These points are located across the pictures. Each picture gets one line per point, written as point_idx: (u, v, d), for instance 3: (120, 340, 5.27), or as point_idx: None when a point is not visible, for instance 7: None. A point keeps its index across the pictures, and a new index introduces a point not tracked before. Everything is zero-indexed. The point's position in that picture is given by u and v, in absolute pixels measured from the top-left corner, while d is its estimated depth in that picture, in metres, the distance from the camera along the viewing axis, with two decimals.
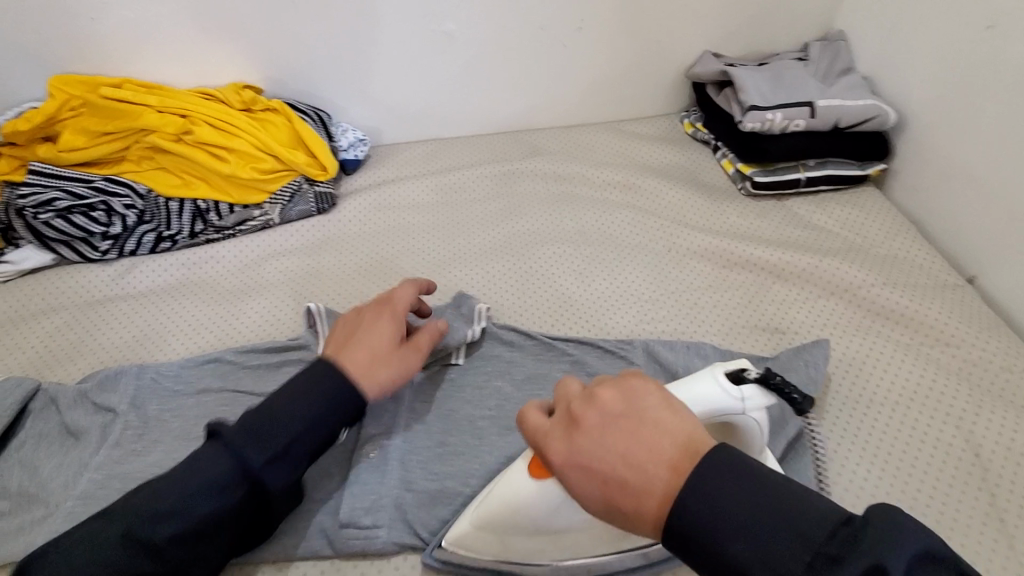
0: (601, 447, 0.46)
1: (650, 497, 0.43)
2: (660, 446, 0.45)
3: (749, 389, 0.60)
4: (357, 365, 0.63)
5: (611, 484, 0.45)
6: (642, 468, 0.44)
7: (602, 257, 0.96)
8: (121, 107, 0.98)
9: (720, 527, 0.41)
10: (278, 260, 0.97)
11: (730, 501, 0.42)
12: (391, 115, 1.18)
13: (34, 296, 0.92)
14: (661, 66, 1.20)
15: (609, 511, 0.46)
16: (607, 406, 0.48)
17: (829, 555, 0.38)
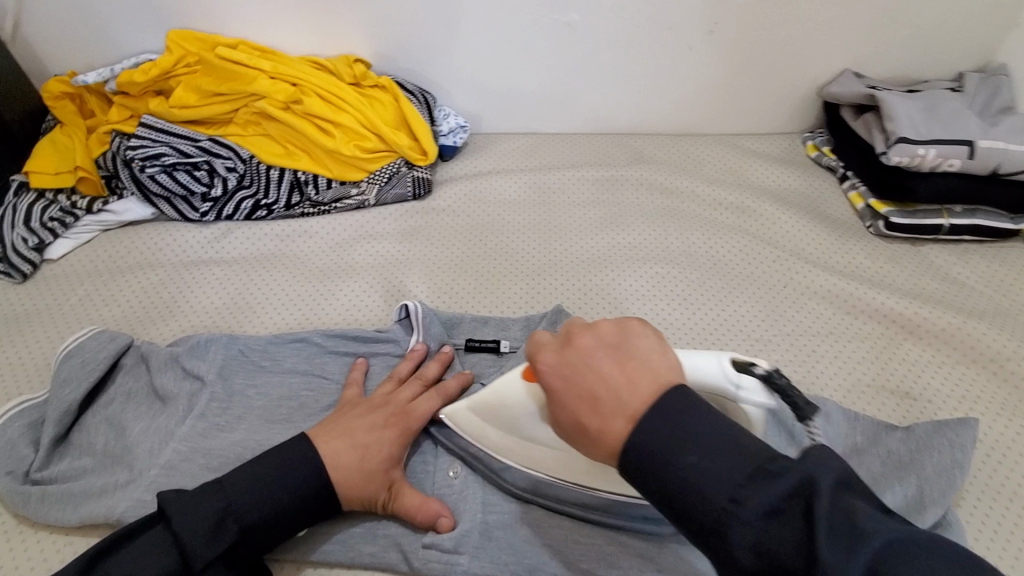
0: (586, 364, 0.45)
1: (618, 424, 0.42)
2: (644, 383, 0.43)
3: (750, 380, 0.52)
4: (377, 452, 0.61)
5: (585, 399, 0.44)
6: (619, 400, 0.43)
7: (710, 283, 0.89)
8: (236, 69, 0.96)
9: (670, 437, 0.40)
10: (370, 242, 0.95)
11: (694, 426, 0.40)
12: (495, 105, 1.14)
13: (134, 249, 0.93)
14: (792, 81, 1.10)
15: (574, 433, 0.45)
16: (601, 334, 0.47)
17: (770, 470, 0.38)
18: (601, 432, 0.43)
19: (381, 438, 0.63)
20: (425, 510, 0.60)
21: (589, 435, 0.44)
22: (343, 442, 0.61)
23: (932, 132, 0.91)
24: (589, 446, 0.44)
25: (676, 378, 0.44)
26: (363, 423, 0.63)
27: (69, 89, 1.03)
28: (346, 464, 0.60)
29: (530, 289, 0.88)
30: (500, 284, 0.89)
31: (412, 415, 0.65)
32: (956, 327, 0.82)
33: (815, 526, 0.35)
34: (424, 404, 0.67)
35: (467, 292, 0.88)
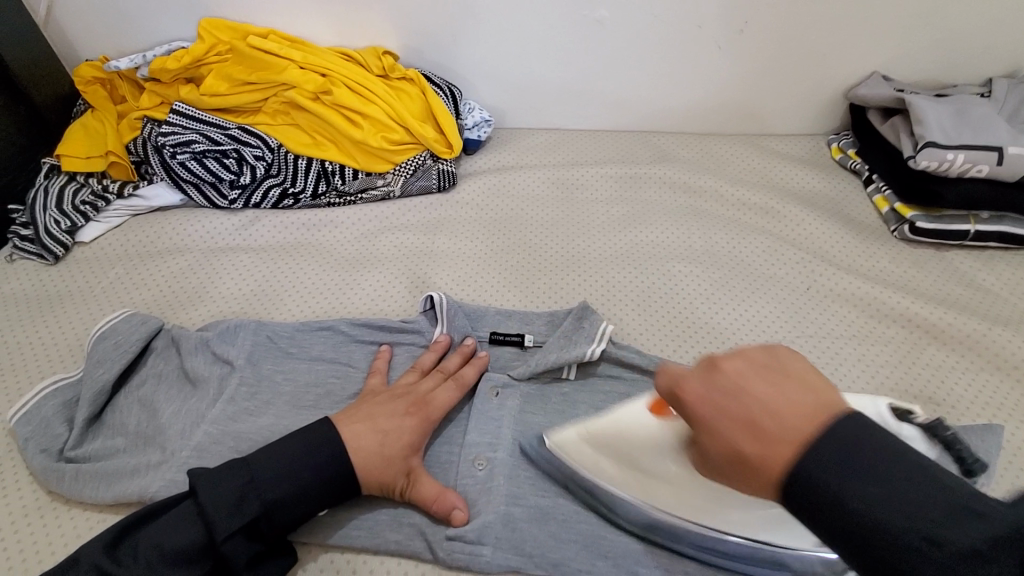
0: (741, 389, 0.42)
1: (784, 455, 0.39)
2: (802, 409, 0.40)
3: (910, 428, 0.59)
4: (397, 437, 0.63)
5: (743, 427, 0.41)
6: (783, 429, 0.40)
7: (733, 283, 0.89)
8: (266, 58, 0.97)
9: (847, 475, 0.37)
10: (395, 233, 0.96)
11: (871, 458, 0.37)
12: (520, 99, 1.14)
13: (163, 234, 0.94)
14: (819, 83, 1.10)
15: (727, 463, 0.42)
16: (753, 358, 0.44)
17: (973, 509, 0.35)
18: (765, 464, 0.40)
19: (399, 423, 0.64)
20: (443, 501, 0.61)
21: (750, 467, 0.41)
22: (365, 425, 0.63)
23: (962, 137, 0.90)
24: (747, 479, 0.41)
25: (841, 400, 0.41)
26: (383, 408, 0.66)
27: (102, 75, 1.04)
28: (367, 446, 0.62)
29: (554, 285, 0.89)
30: (523, 278, 0.90)
31: (430, 406, 0.68)
32: (981, 334, 0.82)
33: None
34: (443, 396, 0.69)
35: (491, 285, 0.89)
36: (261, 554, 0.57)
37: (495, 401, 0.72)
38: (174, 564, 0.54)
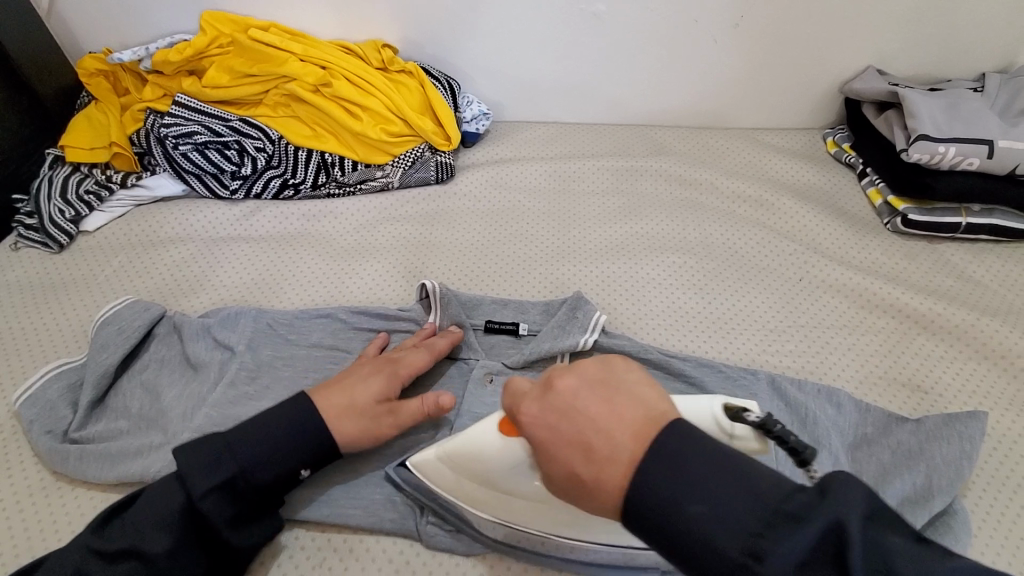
0: (571, 409, 0.44)
1: (613, 474, 0.41)
2: (631, 428, 0.42)
3: (743, 428, 0.52)
4: (368, 392, 0.65)
5: (577, 447, 0.42)
6: (608, 451, 0.41)
7: (725, 274, 0.90)
8: (267, 51, 0.99)
9: (674, 488, 0.39)
10: (392, 224, 0.97)
11: (692, 468, 0.39)
12: (519, 93, 1.15)
13: (165, 223, 0.96)
14: (815, 76, 1.11)
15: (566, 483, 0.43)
16: (587, 373, 0.46)
17: (788, 514, 0.36)
18: (597, 480, 0.41)
19: (370, 379, 0.66)
20: (427, 407, 0.66)
21: (580, 485, 0.42)
22: (336, 389, 0.65)
23: (954, 131, 0.91)
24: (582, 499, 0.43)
25: (668, 411, 0.43)
26: (350, 376, 0.67)
27: (104, 67, 1.06)
28: (342, 406, 0.63)
29: (550, 275, 0.90)
30: (520, 268, 0.91)
31: (402, 363, 0.70)
32: (969, 324, 0.83)
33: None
34: (415, 354, 0.71)
35: (489, 275, 0.90)
36: (243, 514, 0.58)
37: (489, 387, 0.74)
38: (157, 532, 0.55)
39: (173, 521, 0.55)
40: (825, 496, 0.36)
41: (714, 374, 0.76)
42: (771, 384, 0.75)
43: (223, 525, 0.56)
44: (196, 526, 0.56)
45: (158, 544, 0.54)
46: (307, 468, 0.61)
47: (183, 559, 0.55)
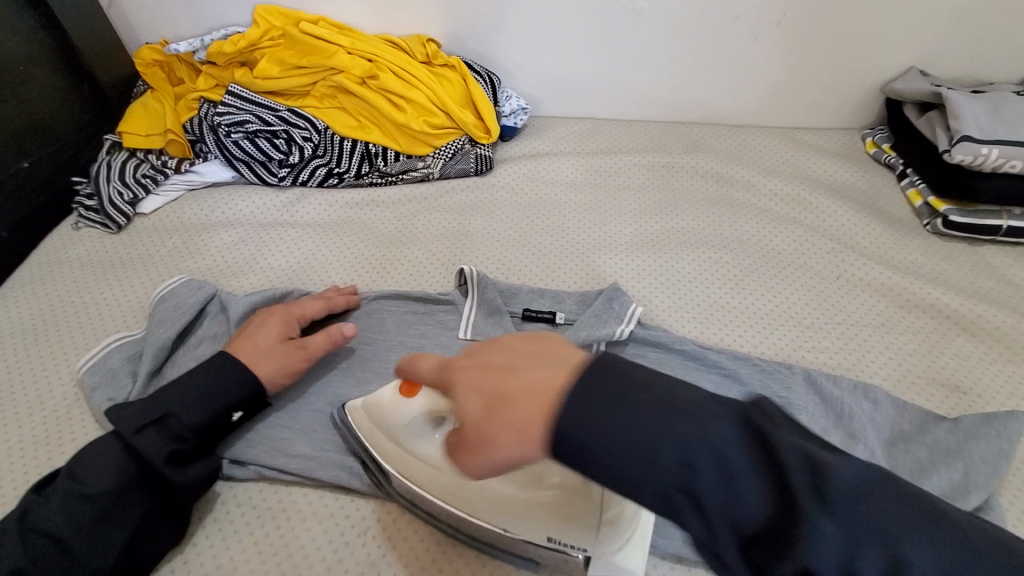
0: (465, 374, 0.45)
1: (507, 436, 0.39)
2: (540, 392, 0.39)
3: None
4: (267, 335, 0.72)
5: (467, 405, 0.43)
6: (507, 412, 0.39)
7: (762, 270, 0.91)
8: (317, 44, 1.02)
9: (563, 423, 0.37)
10: (432, 214, 1.00)
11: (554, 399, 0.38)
12: (556, 89, 1.17)
13: (216, 207, 1.00)
14: (855, 76, 1.10)
15: (465, 453, 0.42)
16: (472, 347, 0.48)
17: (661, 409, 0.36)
18: (486, 434, 0.40)
19: (269, 326, 0.73)
20: (333, 337, 0.72)
21: (475, 449, 0.41)
22: (239, 342, 0.71)
23: (998, 131, 0.90)
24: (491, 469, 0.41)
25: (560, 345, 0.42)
26: (247, 329, 0.73)
27: (161, 58, 1.10)
28: (247, 352, 0.69)
29: (586, 266, 0.92)
30: (557, 259, 0.93)
31: (297, 309, 0.76)
32: (1010, 326, 0.82)
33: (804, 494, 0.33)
34: (311, 300, 0.78)
35: (526, 265, 0.92)
36: (182, 454, 0.62)
37: None
38: (104, 472, 0.58)
39: (113, 464, 0.59)
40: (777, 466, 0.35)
41: (749, 367, 0.76)
42: (807, 379, 0.75)
43: (160, 460, 0.60)
44: (137, 467, 0.60)
45: (99, 485, 0.57)
46: (236, 411, 0.66)
47: (129, 499, 0.58)
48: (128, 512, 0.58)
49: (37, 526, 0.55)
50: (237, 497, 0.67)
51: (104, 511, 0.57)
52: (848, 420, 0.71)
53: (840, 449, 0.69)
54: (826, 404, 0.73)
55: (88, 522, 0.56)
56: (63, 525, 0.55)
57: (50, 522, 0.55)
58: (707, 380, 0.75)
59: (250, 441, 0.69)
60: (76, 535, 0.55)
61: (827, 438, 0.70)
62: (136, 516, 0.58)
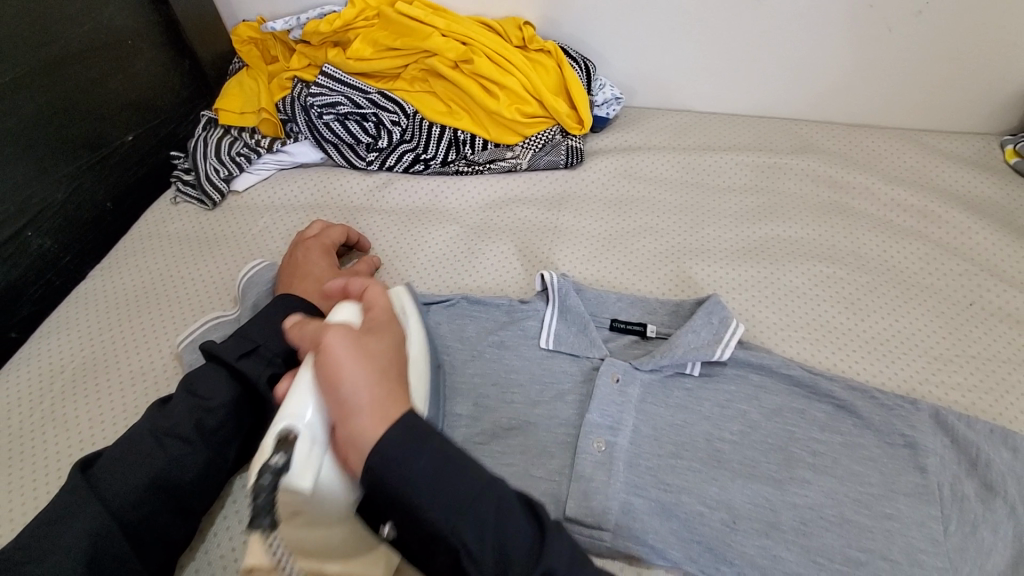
0: (380, 337, 0.51)
1: (365, 394, 0.46)
2: (390, 405, 0.47)
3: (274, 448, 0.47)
4: (322, 270, 0.76)
5: (352, 337, 0.49)
6: (393, 396, 0.47)
7: (880, 290, 0.82)
8: (412, 25, 1.00)
9: (368, 405, 0.46)
10: (519, 206, 0.96)
11: (390, 403, 0.46)
12: (653, 79, 1.10)
13: (306, 188, 1.00)
14: (999, 73, 0.98)
15: (344, 353, 0.47)
16: (376, 317, 0.54)
17: (463, 458, 0.46)
18: (341, 362, 0.47)
19: (316, 261, 0.77)
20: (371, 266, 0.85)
21: (326, 366, 0.47)
22: (297, 282, 0.74)
23: None
24: (335, 392, 0.47)
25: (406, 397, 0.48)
26: (296, 273, 0.75)
27: (256, 35, 1.11)
28: (310, 288, 0.73)
29: (679, 273, 0.86)
30: (650, 264, 0.88)
31: (327, 238, 0.82)
32: None
33: (488, 516, 0.45)
34: (336, 226, 0.83)
35: (615, 269, 0.87)
36: (278, 377, 0.63)
37: (616, 386, 0.69)
38: (216, 389, 0.61)
39: (225, 382, 0.62)
40: (493, 511, 0.45)
41: (867, 400, 0.69)
42: (935, 418, 0.68)
43: (266, 387, 0.61)
44: (244, 388, 0.62)
45: (216, 399, 0.60)
46: None
47: (236, 418, 0.61)
48: (236, 429, 0.61)
49: (159, 437, 0.58)
50: None
51: (221, 424, 0.60)
52: (984, 469, 0.63)
53: (975, 503, 0.62)
54: (957, 447, 0.65)
55: (207, 438, 0.59)
56: (185, 438, 0.58)
57: (174, 431, 0.58)
58: (818, 410, 0.69)
59: None
60: (196, 445, 0.58)
61: (959, 487, 0.63)
62: (240, 436, 0.62)
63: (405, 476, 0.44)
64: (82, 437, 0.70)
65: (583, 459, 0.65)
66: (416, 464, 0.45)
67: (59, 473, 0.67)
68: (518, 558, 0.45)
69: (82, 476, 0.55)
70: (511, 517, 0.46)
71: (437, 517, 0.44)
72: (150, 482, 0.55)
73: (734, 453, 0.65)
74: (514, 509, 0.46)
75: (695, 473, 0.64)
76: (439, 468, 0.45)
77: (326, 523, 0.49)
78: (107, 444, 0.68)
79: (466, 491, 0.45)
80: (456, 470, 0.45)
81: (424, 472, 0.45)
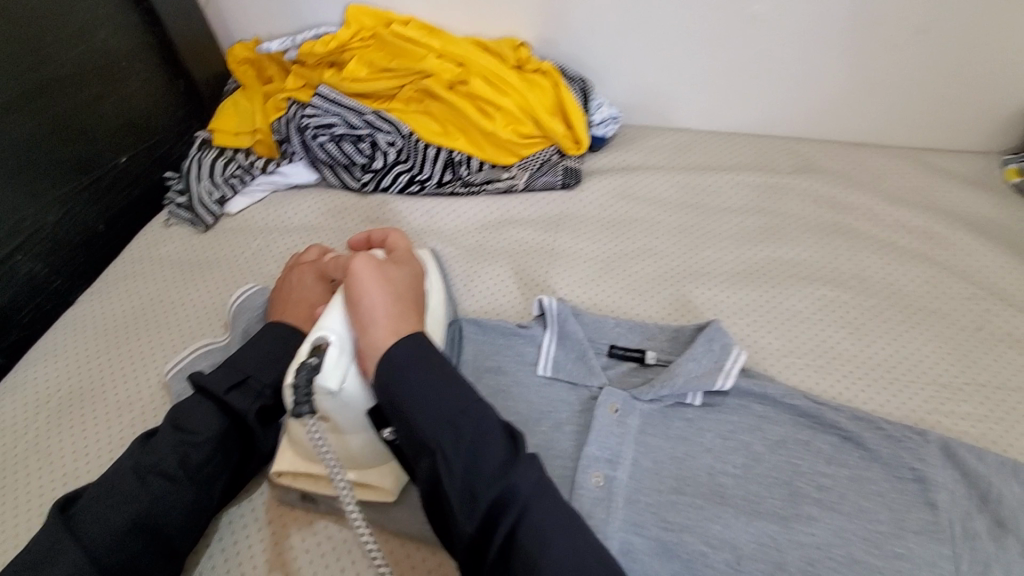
0: (394, 275, 0.63)
1: (382, 311, 0.58)
2: (401, 323, 0.58)
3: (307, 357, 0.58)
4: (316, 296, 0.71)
5: (384, 269, 0.63)
6: (403, 315, 0.59)
7: (886, 314, 0.81)
8: (408, 46, 1.00)
9: (384, 316, 0.58)
10: (515, 227, 0.95)
11: (405, 323, 0.58)
12: (651, 98, 1.10)
13: (299, 211, 0.99)
14: (1000, 92, 0.97)
15: (370, 278, 0.60)
16: (401, 253, 0.69)
17: (461, 389, 0.53)
18: (365, 290, 0.59)
19: (310, 285, 0.72)
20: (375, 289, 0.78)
21: (354, 287, 0.60)
22: (291, 311, 0.70)
23: None
24: (359, 304, 0.59)
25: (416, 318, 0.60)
26: (289, 299, 0.72)
27: (252, 56, 1.11)
28: (306, 318, 0.70)
29: (678, 297, 0.84)
30: (648, 287, 0.86)
31: (323, 261, 0.77)
32: None
33: (466, 437, 0.50)
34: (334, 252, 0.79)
35: (613, 292, 0.85)
36: (267, 410, 0.62)
37: (614, 418, 0.67)
38: (203, 423, 0.59)
39: (213, 415, 0.60)
40: (475, 435, 0.50)
41: (873, 431, 0.67)
42: (944, 450, 0.65)
43: (256, 422, 0.61)
44: (232, 422, 0.61)
45: (204, 433, 0.58)
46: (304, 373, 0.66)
47: (224, 453, 0.60)
48: (224, 464, 0.60)
49: (142, 474, 0.56)
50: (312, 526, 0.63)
51: (207, 459, 0.58)
52: (996, 504, 0.61)
53: (987, 540, 0.59)
54: (968, 480, 0.63)
55: (193, 474, 0.57)
56: (170, 475, 0.56)
57: (157, 468, 0.56)
58: (824, 441, 0.67)
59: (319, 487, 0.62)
60: (182, 483, 0.56)
61: (971, 524, 0.60)
62: (228, 471, 0.60)
63: (410, 386, 0.53)
64: (66, 470, 0.68)
65: (580, 496, 0.62)
66: (416, 376, 0.53)
67: (41, 508, 0.65)
68: (484, 474, 0.49)
69: (63, 517, 0.53)
70: (487, 442, 0.50)
71: (422, 421, 0.51)
72: (132, 524, 0.53)
73: (737, 488, 0.63)
74: (493, 436, 0.51)
75: (697, 510, 0.61)
76: (437, 388, 0.53)
77: (350, 423, 0.60)
78: (90, 477, 0.66)
79: (453, 406, 0.52)
80: (445, 389, 0.52)
81: (424, 386, 0.53)
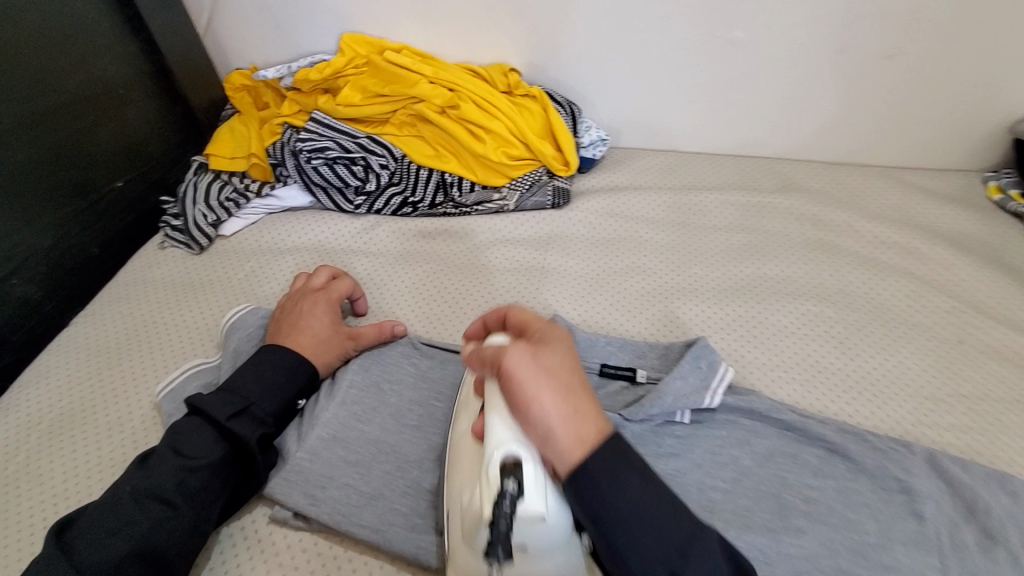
0: (555, 359, 0.49)
1: (564, 411, 0.46)
2: (588, 427, 0.46)
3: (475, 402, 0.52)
4: (321, 327, 0.73)
5: (537, 354, 0.49)
6: (584, 412, 0.47)
7: (869, 328, 0.82)
8: (401, 72, 1.03)
9: (565, 419, 0.46)
10: (506, 246, 0.96)
11: (585, 415, 0.47)
12: (639, 122, 1.13)
13: (293, 232, 1.00)
14: (975, 115, 1.00)
15: (528, 374, 0.47)
16: (539, 325, 0.54)
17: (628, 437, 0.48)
18: (534, 398, 0.46)
19: (318, 314, 0.74)
20: (384, 334, 0.76)
21: (517, 397, 0.47)
22: (294, 335, 0.71)
23: None
24: (527, 411, 0.47)
25: (603, 426, 0.47)
26: (292, 322, 0.73)
27: (249, 83, 1.13)
28: (309, 344, 0.71)
29: (667, 314, 0.85)
30: (637, 303, 0.87)
31: (333, 291, 0.79)
32: None
33: (628, 496, 0.45)
34: (344, 279, 0.81)
35: (603, 308, 0.87)
36: (267, 436, 0.64)
37: None
38: (205, 450, 0.59)
39: (212, 440, 0.60)
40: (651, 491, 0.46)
41: (859, 443, 0.68)
42: (930, 461, 0.66)
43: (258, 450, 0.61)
44: (233, 448, 0.61)
45: (205, 459, 0.59)
46: (301, 399, 0.68)
47: (221, 478, 0.59)
48: (220, 489, 0.59)
49: (140, 500, 0.55)
50: (303, 543, 0.63)
51: (205, 485, 0.58)
52: (985, 517, 0.61)
53: (977, 553, 0.59)
54: (955, 492, 0.64)
55: (191, 500, 0.57)
56: (169, 500, 0.56)
57: (156, 493, 0.56)
58: (811, 454, 0.67)
59: (313, 501, 0.62)
60: (181, 508, 0.56)
61: (959, 535, 0.60)
62: (225, 495, 0.60)
63: (593, 455, 0.46)
64: (56, 491, 0.67)
65: None
66: (593, 427, 0.47)
67: (29, 533, 0.64)
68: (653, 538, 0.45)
69: (60, 545, 0.52)
70: (660, 504, 0.45)
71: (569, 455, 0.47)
72: (133, 551, 0.53)
73: (727, 501, 0.63)
74: (665, 496, 0.46)
75: None
76: (616, 444, 0.46)
77: None
78: (79, 499, 0.66)
79: (625, 467, 0.46)
80: (621, 455, 0.46)
81: (597, 444, 0.46)
